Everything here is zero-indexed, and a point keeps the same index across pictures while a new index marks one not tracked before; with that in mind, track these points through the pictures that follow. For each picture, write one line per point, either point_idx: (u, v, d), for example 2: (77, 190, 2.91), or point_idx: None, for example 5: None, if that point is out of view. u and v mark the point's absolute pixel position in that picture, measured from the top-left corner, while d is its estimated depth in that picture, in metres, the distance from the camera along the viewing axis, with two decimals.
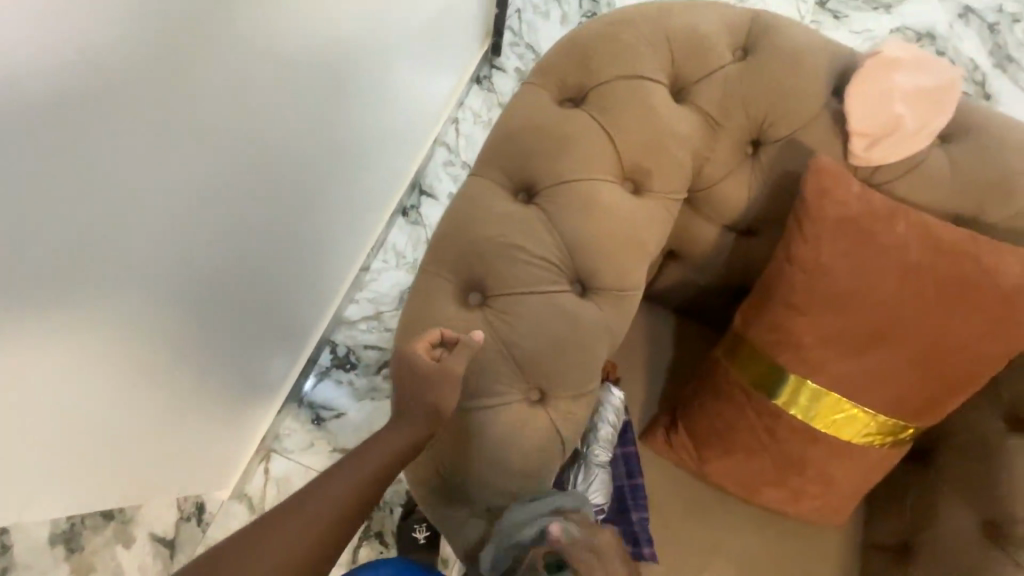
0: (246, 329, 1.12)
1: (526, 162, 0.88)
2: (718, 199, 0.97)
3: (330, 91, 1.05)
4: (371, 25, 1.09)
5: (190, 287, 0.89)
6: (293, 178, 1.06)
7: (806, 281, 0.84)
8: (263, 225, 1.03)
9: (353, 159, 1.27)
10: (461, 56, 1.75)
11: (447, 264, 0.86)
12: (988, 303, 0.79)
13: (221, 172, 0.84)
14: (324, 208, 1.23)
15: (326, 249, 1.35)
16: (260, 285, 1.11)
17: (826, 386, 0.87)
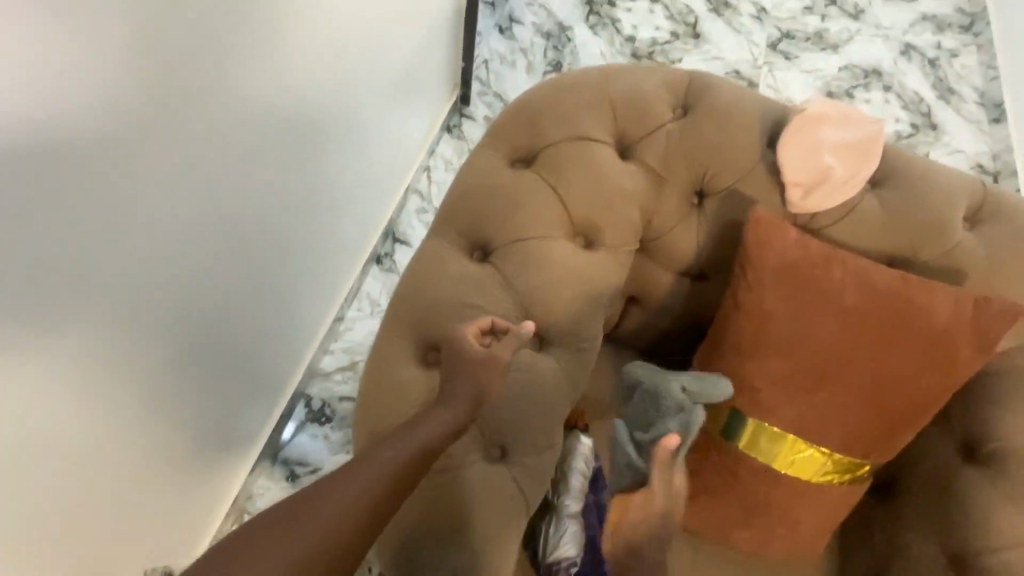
0: (213, 394, 1.12)
1: (480, 222, 0.92)
2: (670, 248, 1.01)
3: (293, 154, 1.08)
4: (334, 91, 1.13)
5: (148, 361, 0.90)
6: (257, 241, 1.07)
7: (754, 326, 0.88)
8: (229, 289, 1.04)
9: (322, 217, 1.29)
10: (431, 107, 1.79)
11: (407, 324, 0.88)
12: (921, 340, 0.84)
13: (180, 246, 0.87)
14: (294, 266, 1.25)
15: (298, 305, 1.35)
16: (228, 347, 1.11)
17: (781, 427, 0.89)
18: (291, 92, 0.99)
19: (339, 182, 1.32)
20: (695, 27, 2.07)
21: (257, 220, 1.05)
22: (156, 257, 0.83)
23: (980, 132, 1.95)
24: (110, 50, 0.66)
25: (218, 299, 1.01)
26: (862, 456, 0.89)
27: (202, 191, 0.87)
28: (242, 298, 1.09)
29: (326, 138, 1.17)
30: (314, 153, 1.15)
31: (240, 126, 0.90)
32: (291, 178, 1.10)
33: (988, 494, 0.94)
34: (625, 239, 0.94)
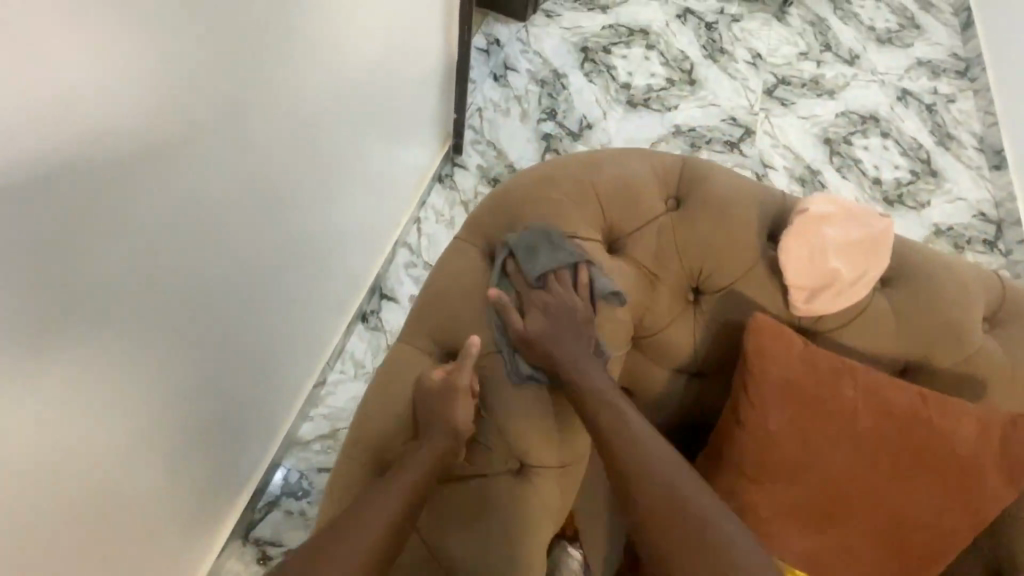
0: (171, 495, 1.03)
1: (454, 328, 0.84)
2: (664, 346, 0.93)
3: (259, 229, 1.00)
4: (302, 163, 1.06)
5: (88, 480, 0.82)
6: (224, 328, 1.00)
7: (757, 450, 0.79)
8: (185, 380, 0.94)
9: (295, 293, 1.21)
10: (419, 163, 1.71)
11: (371, 438, 0.81)
12: (940, 469, 0.76)
13: (126, 358, 0.79)
14: (265, 347, 1.16)
15: (272, 382, 1.26)
16: (185, 437, 1.01)
17: (788, 561, 0.79)
18: (257, 168, 0.93)
19: (315, 252, 1.24)
20: (690, 73, 2.04)
21: (221, 310, 0.97)
22: (96, 374, 0.76)
23: (981, 179, 1.88)
24: (36, 147, 0.58)
25: (176, 398, 0.94)
26: None
27: (151, 297, 0.80)
28: (205, 391, 1.01)
29: (297, 211, 1.11)
30: (283, 231, 1.08)
31: (194, 218, 0.83)
32: (257, 258, 1.02)
33: None
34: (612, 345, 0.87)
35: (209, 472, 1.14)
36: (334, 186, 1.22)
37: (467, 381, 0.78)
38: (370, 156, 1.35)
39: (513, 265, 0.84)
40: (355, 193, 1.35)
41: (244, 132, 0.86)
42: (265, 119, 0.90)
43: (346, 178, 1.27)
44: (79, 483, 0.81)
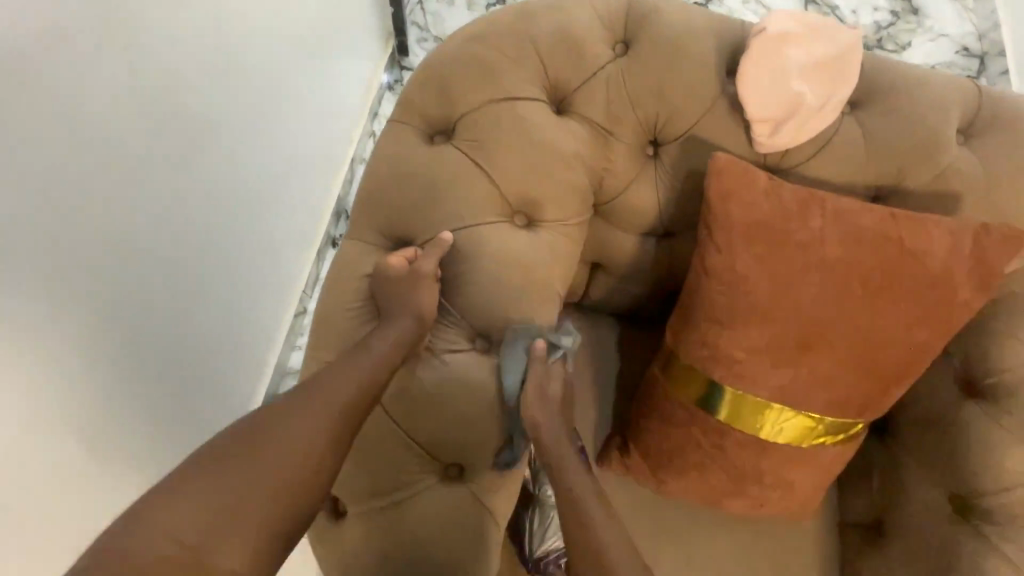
0: (177, 422, 1.02)
1: (400, 215, 0.78)
2: (625, 208, 0.89)
3: (189, 139, 0.90)
4: (215, 92, 0.94)
5: (71, 403, 0.79)
6: (181, 279, 0.95)
7: (727, 293, 0.77)
8: (150, 302, 0.89)
9: (254, 222, 1.14)
10: (360, 70, 1.55)
11: (332, 344, 0.77)
12: (913, 281, 0.74)
13: (68, 270, 0.74)
14: (234, 273, 1.11)
15: (252, 309, 1.22)
16: (170, 360, 0.97)
17: (762, 395, 0.81)
18: (165, 63, 0.83)
19: (263, 192, 1.15)
20: None
21: (164, 274, 0.91)
22: (31, 375, 0.73)
23: (964, 10, 1.73)
24: None
25: (146, 334, 0.90)
26: (854, 418, 0.81)
27: (70, 272, 0.75)
28: (174, 361, 0.98)
29: (231, 150, 1.01)
30: (223, 142, 0.99)
31: (99, 118, 0.75)
32: (195, 210, 0.95)
33: (991, 432, 0.87)
34: (565, 214, 0.81)
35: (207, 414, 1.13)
36: (274, 92, 1.11)
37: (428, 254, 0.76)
38: (305, 78, 1.23)
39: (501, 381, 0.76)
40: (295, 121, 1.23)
41: (125, 47, 0.77)
42: (141, 42, 0.79)
43: (282, 106, 1.16)
44: (61, 433, 0.78)
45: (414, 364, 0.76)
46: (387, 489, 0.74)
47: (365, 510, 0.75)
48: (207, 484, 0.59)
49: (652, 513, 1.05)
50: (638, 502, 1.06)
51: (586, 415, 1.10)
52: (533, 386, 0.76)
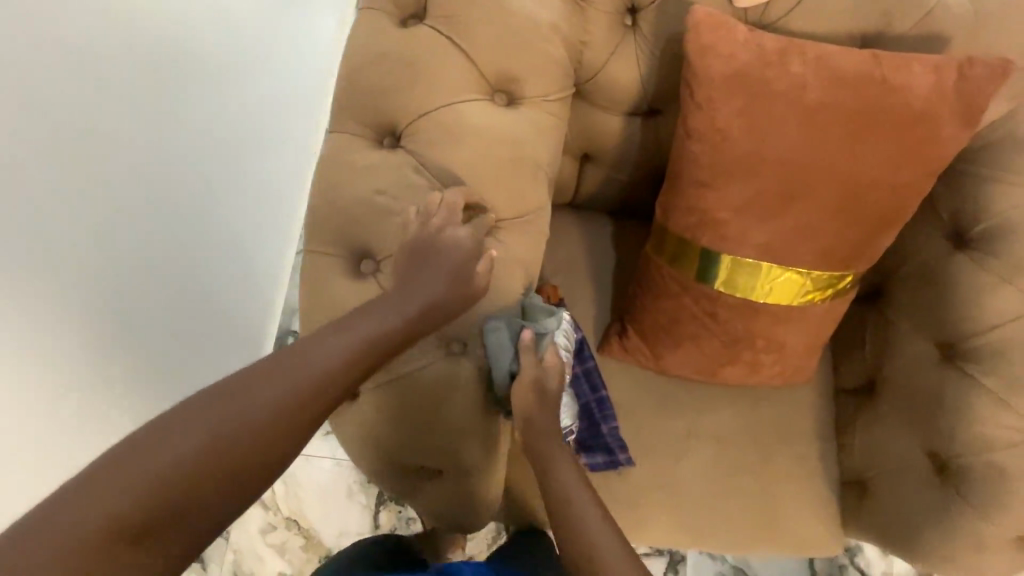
0: (196, 356, 1.08)
1: (380, 102, 0.78)
2: (609, 83, 0.89)
3: (183, 76, 0.89)
4: (195, 82, 0.91)
5: (104, 334, 0.83)
6: (189, 219, 0.97)
7: (710, 153, 0.78)
8: (162, 240, 0.91)
9: (254, 161, 1.13)
10: None
11: (325, 237, 0.78)
12: (895, 124, 0.74)
13: (87, 213, 0.76)
14: (239, 213, 1.12)
15: (258, 248, 1.24)
16: (184, 299, 1.00)
17: (751, 255, 0.83)
18: None
19: (256, 152, 1.13)
20: None
21: (169, 277, 0.95)
22: (65, 313, 0.76)
23: None
24: None
25: (160, 272, 0.92)
26: (842, 267, 0.83)
27: (89, 249, 0.77)
28: (184, 341, 1.03)
29: (218, 135, 0.99)
30: (219, 76, 0.96)
31: (96, 53, 0.74)
32: (189, 211, 0.97)
33: (977, 277, 0.89)
34: (549, 86, 0.81)
35: (224, 351, 1.17)
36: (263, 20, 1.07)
37: (490, 248, 0.78)
38: (292, 53, 1.17)
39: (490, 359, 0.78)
40: (283, 100, 1.19)
41: None
42: None
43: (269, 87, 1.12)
44: (93, 364, 0.83)
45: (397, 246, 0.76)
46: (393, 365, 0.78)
47: (375, 385, 0.78)
48: (242, 400, 0.58)
49: (653, 391, 1.11)
50: (639, 383, 1.11)
51: (586, 306, 1.13)
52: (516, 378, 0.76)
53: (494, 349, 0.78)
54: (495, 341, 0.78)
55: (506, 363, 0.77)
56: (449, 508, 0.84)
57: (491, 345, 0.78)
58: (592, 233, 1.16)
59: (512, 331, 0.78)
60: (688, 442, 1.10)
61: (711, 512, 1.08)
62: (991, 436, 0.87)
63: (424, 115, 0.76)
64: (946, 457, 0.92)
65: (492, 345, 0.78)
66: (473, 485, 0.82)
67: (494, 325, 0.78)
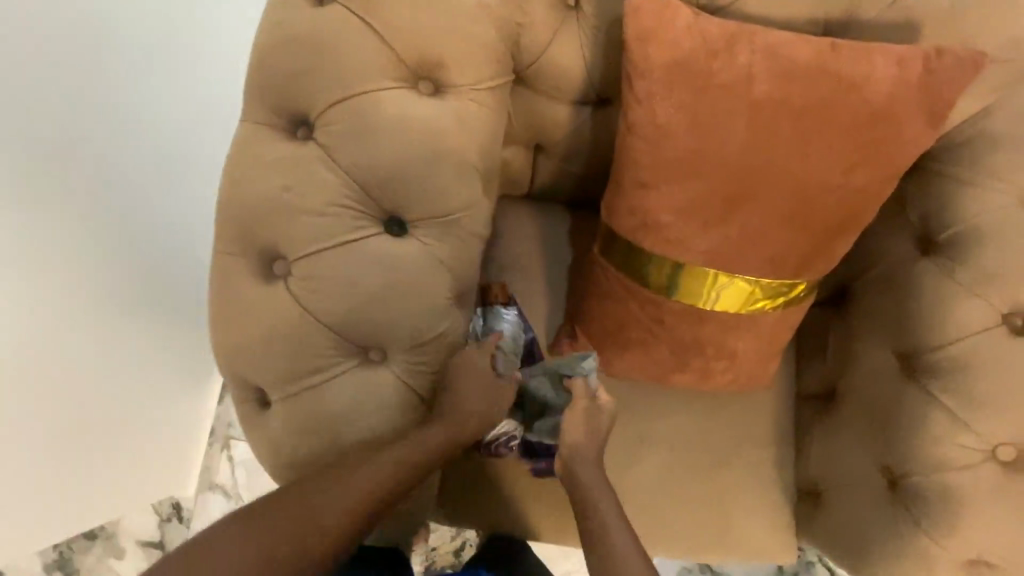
0: (89, 368, 0.95)
1: (290, 90, 0.71)
2: (551, 70, 0.82)
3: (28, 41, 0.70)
4: (99, 80, 0.79)
5: None
6: (62, 218, 0.81)
7: (650, 150, 0.72)
8: (19, 248, 0.76)
9: (172, 146, 0.95)
10: None
11: (232, 237, 0.72)
12: (851, 123, 0.67)
13: None
14: (147, 207, 0.95)
15: (184, 245, 1.06)
16: (64, 307, 0.86)
17: (696, 260, 0.77)
18: None
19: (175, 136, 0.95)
20: None
21: (62, 299, 0.85)
22: None
23: None
24: None
25: (22, 281, 0.78)
26: (792, 276, 0.78)
27: None
28: (66, 353, 0.89)
29: (104, 116, 0.81)
30: (94, 39, 0.77)
31: None
32: (91, 229, 0.86)
33: (942, 287, 0.83)
34: (479, 73, 0.74)
35: (127, 360, 1.03)
36: None
37: (411, 250, 0.73)
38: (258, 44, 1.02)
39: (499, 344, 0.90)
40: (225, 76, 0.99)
41: None
42: None
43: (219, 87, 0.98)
44: None
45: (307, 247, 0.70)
46: (303, 374, 0.72)
47: (283, 397, 0.73)
48: (211, 549, 0.65)
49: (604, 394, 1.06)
50: None
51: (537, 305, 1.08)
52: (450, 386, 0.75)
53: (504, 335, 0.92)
54: (505, 327, 0.93)
55: (510, 349, 0.91)
56: None
57: (501, 329, 0.92)
58: (547, 224, 1.08)
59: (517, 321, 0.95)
60: (640, 449, 1.05)
61: (660, 521, 1.04)
62: (946, 455, 0.82)
63: (337, 105, 0.70)
64: (899, 473, 0.88)
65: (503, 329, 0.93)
66: None
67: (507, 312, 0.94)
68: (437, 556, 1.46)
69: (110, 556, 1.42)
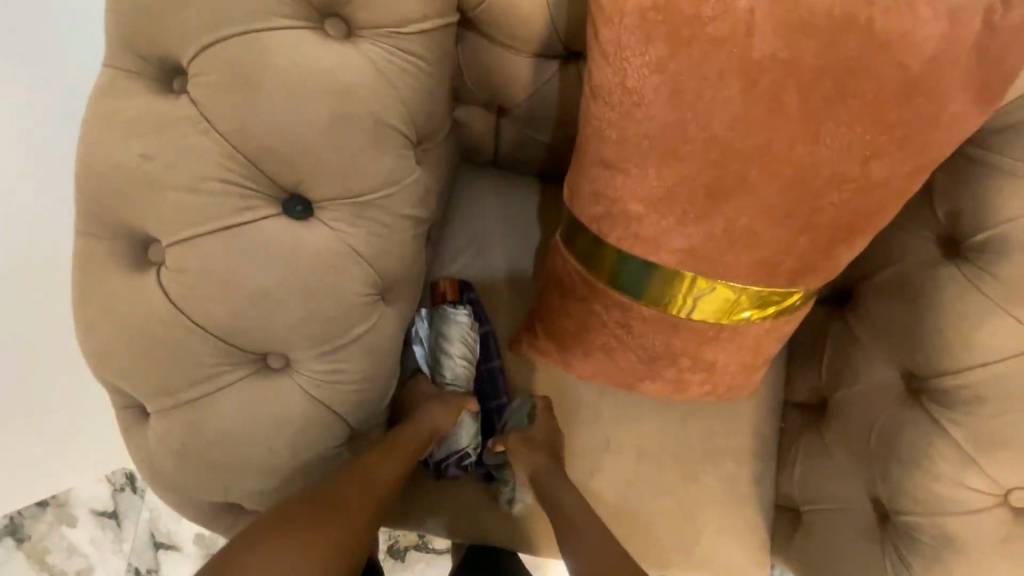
0: None
1: (156, 27, 0.55)
2: (507, 12, 0.67)
3: None
4: None
5: None
6: None
7: (618, 122, 0.57)
8: None
9: None
10: None
11: (93, 213, 0.58)
12: (877, 95, 0.52)
13: None
14: None
15: None
16: None
17: (669, 260, 0.63)
18: None
19: None
20: None
21: None
22: None
23: None
24: None
25: None
26: (787, 282, 0.64)
27: None
28: None
29: None
30: None
31: None
32: None
33: (968, 301, 0.69)
34: (405, 11, 0.58)
35: None
36: None
37: (317, 238, 0.59)
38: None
39: (455, 350, 0.84)
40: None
41: None
42: None
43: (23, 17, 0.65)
44: None
45: (184, 230, 0.57)
46: (185, 383, 0.60)
47: (163, 408, 0.61)
48: None
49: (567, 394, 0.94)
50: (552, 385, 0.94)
51: None
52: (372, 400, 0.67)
53: (456, 340, 0.84)
54: (457, 332, 0.84)
55: (464, 353, 0.84)
56: None
57: (453, 334, 0.83)
58: (512, 201, 0.91)
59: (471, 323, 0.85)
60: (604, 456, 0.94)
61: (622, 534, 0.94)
62: (947, 497, 0.71)
63: (215, 51, 0.55)
64: (890, 510, 0.77)
65: (457, 333, 0.84)
66: None
67: (459, 315, 0.84)
68: (399, 534, 1.30)
69: (62, 523, 1.36)
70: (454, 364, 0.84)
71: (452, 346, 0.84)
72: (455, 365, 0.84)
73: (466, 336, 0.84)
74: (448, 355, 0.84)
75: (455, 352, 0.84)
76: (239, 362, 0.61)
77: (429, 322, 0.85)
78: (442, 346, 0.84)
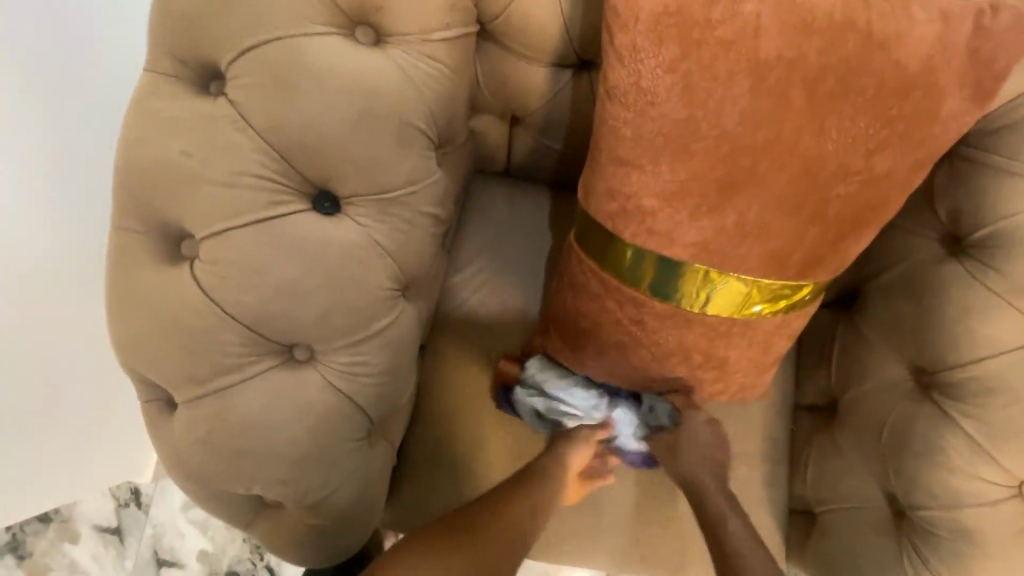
0: None
1: (196, 34, 0.59)
2: (524, 24, 0.71)
3: None
4: None
5: None
6: None
7: (632, 120, 0.60)
8: None
9: None
10: None
11: (131, 208, 0.60)
12: (876, 91, 0.55)
13: None
14: None
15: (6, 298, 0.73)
16: None
17: (683, 253, 0.65)
18: None
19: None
20: None
21: None
22: None
23: None
24: None
25: None
26: (796, 275, 0.66)
27: None
28: None
29: None
30: None
31: None
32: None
33: (972, 294, 0.71)
34: (430, 19, 0.62)
35: None
36: None
37: (344, 232, 0.62)
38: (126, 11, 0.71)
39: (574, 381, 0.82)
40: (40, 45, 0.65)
41: None
42: None
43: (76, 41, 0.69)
44: None
45: (218, 224, 0.59)
46: (213, 373, 0.61)
47: (191, 399, 0.62)
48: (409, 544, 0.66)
49: None
50: None
51: None
52: (393, 393, 0.68)
53: (559, 378, 0.82)
54: (550, 375, 0.82)
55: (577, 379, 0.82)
56: (308, 538, 0.70)
57: (551, 376, 0.82)
58: (524, 208, 0.94)
59: (550, 362, 0.83)
60: None
61: None
62: (962, 489, 0.72)
63: (253, 55, 0.58)
64: (907, 506, 0.77)
65: (553, 376, 0.82)
66: (327, 518, 0.69)
67: (537, 365, 0.83)
68: None
69: (65, 540, 1.34)
70: (582, 392, 0.82)
71: (564, 386, 0.82)
72: (589, 395, 0.82)
73: (558, 368, 0.83)
74: (573, 395, 0.82)
75: (575, 380, 0.82)
76: (264, 352, 0.62)
77: (525, 399, 0.84)
78: (560, 396, 0.82)
